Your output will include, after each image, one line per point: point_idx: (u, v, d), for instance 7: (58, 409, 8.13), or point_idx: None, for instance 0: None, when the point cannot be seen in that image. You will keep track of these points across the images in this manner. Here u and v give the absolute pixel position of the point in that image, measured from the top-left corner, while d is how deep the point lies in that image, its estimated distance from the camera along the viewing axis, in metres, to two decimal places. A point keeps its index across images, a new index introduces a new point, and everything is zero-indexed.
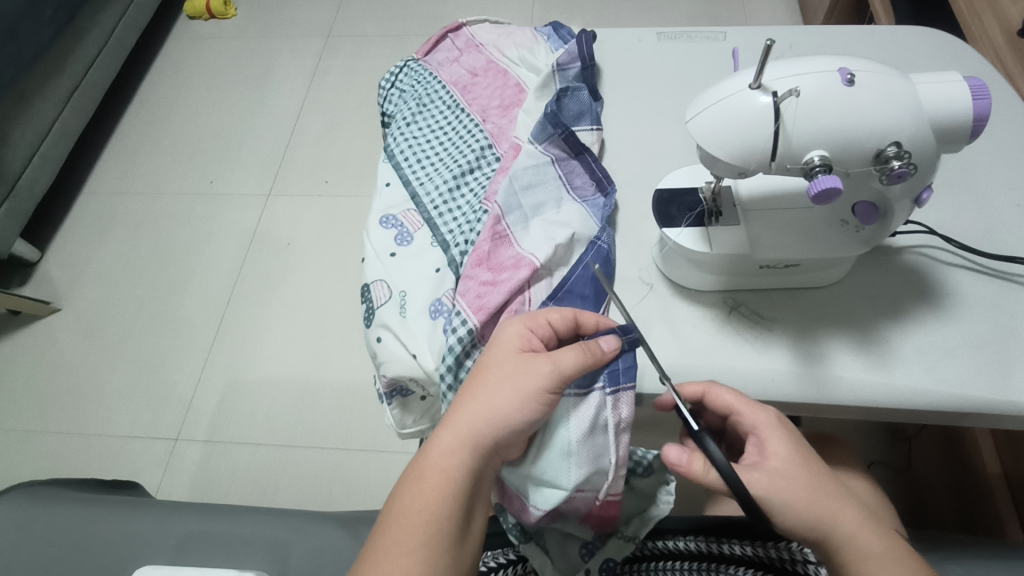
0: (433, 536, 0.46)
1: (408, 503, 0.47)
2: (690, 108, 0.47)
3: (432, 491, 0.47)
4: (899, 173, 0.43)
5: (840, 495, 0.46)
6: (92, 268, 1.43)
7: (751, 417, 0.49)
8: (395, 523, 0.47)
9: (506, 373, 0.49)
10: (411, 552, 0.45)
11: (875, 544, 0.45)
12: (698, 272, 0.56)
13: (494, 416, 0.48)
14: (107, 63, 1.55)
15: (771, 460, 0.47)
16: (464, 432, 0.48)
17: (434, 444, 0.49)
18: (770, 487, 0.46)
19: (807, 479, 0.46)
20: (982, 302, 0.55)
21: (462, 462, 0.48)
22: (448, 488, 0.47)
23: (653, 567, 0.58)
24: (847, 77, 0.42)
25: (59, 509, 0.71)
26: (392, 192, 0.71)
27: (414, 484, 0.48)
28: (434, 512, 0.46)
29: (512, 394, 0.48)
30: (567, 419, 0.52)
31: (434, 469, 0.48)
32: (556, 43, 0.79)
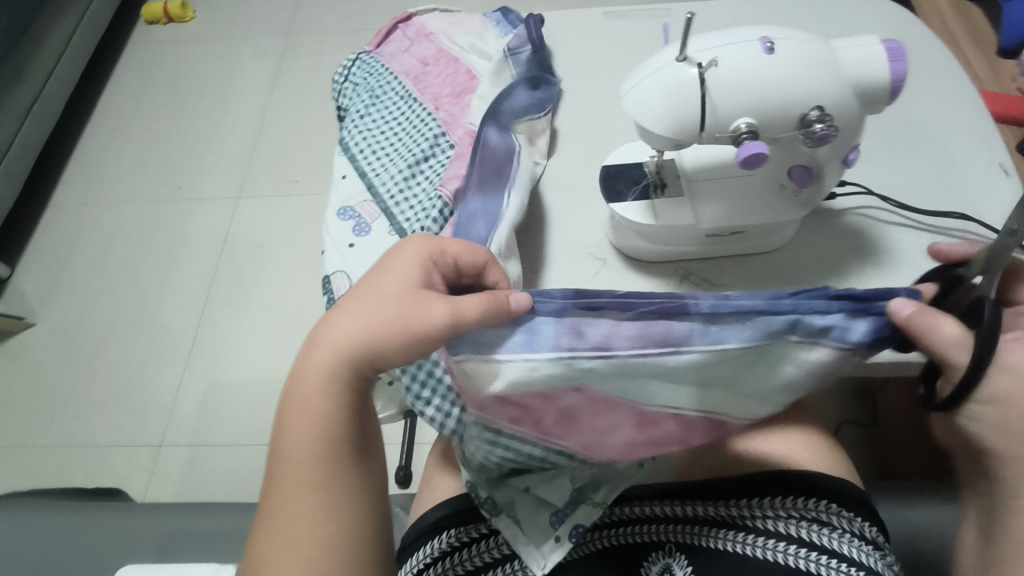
0: (311, 467, 0.46)
1: (290, 427, 0.47)
2: (624, 83, 0.48)
3: (309, 420, 0.46)
4: (821, 136, 0.45)
5: None
6: (65, 281, 1.42)
7: None
8: (280, 448, 0.47)
9: (397, 306, 0.44)
10: (292, 480, 0.46)
11: None
12: (647, 244, 0.57)
13: (378, 348, 0.45)
14: (67, 73, 1.52)
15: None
16: (338, 357, 0.46)
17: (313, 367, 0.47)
18: (1019, 382, 0.41)
19: None
20: (918, 256, 0.57)
21: (336, 387, 0.46)
22: (322, 415, 0.46)
23: (620, 533, 0.60)
24: (768, 45, 0.44)
25: (41, 517, 0.71)
26: (348, 184, 0.73)
27: (294, 406, 0.47)
28: (312, 439, 0.46)
29: (399, 329, 0.44)
30: (785, 360, 0.45)
31: (311, 393, 0.46)
32: (506, 27, 0.78)
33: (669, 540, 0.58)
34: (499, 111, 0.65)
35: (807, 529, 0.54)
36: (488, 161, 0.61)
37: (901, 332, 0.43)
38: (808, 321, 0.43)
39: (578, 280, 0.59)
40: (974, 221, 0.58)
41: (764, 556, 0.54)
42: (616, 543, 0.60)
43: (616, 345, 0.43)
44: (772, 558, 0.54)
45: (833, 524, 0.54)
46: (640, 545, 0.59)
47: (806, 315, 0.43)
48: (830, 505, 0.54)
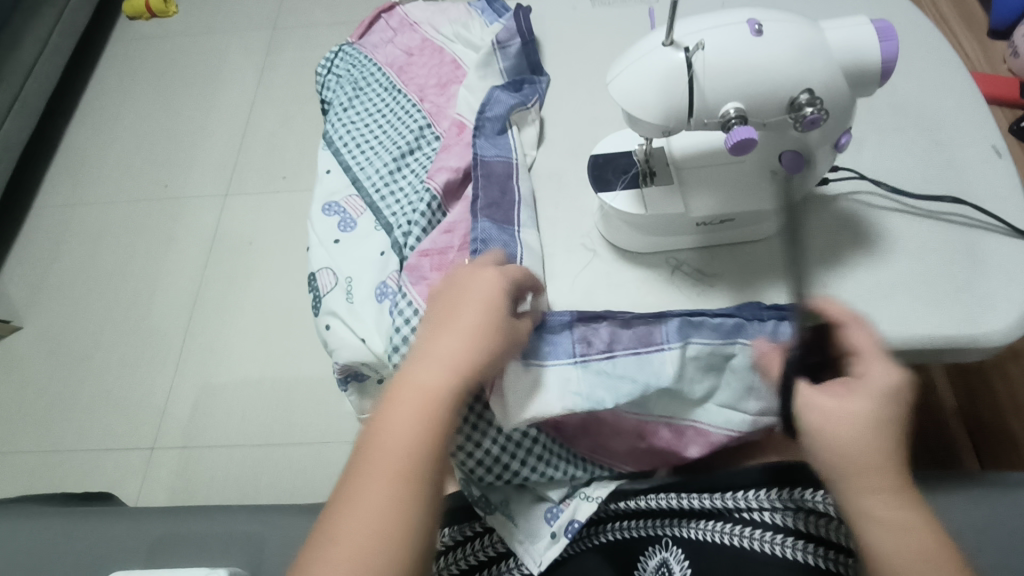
0: (408, 487, 0.44)
1: (380, 445, 0.44)
2: (610, 69, 0.47)
3: (409, 438, 0.44)
4: (812, 120, 0.43)
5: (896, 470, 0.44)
6: (51, 283, 1.40)
7: (868, 367, 0.46)
8: (366, 469, 0.44)
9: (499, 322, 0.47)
10: (385, 499, 0.43)
11: (900, 513, 0.43)
12: (636, 234, 0.56)
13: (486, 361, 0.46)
14: (47, 71, 1.49)
15: (851, 403, 0.44)
16: (448, 373, 0.45)
17: (415, 383, 0.46)
18: (825, 416, 0.45)
19: (873, 437, 0.44)
20: (913, 242, 0.56)
21: (446, 405, 0.45)
22: (431, 433, 0.44)
23: (615, 527, 0.60)
24: (756, 27, 0.43)
25: (29, 524, 0.70)
26: (333, 179, 0.71)
27: (388, 426, 0.45)
28: (410, 457, 0.44)
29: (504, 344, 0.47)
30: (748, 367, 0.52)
31: (415, 410, 0.45)
32: (491, 16, 0.77)
33: (664, 534, 0.57)
34: (490, 107, 0.65)
35: (804, 519, 0.53)
36: (492, 177, 0.60)
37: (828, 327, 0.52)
38: (753, 327, 0.52)
39: (567, 271, 0.58)
40: (968, 204, 0.57)
41: (760, 548, 0.53)
42: (612, 538, 0.59)
43: (617, 348, 0.53)
44: (770, 550, 0.53)
45: (830, 514, 0.52)
46: (636, 540, 0.58)
47: (750, 322, 0.52)
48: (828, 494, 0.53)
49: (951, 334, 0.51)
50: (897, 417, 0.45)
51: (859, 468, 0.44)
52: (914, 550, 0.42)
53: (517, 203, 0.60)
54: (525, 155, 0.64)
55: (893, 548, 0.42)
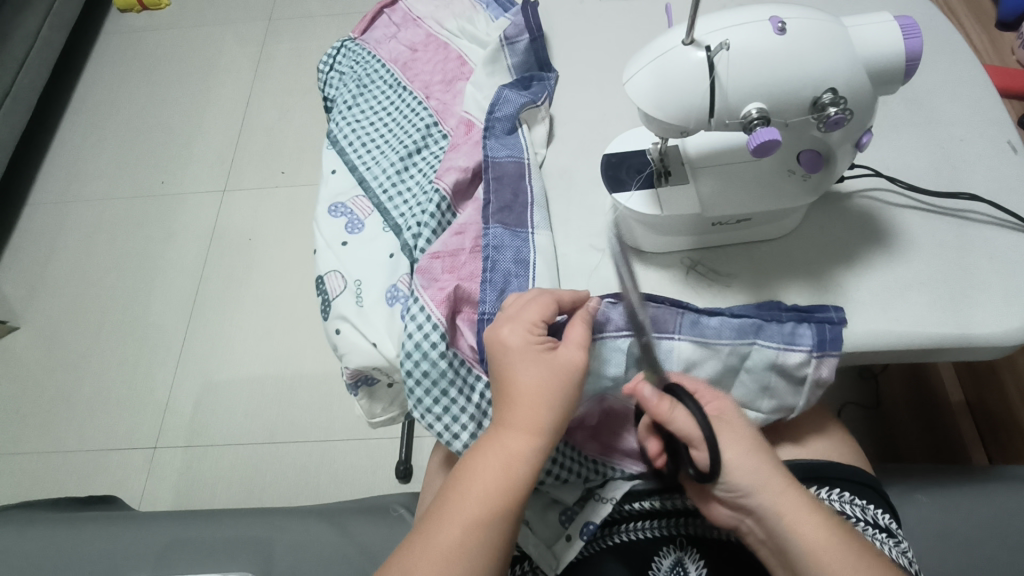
0: (491, 543, 0.45)
1: (463, 499, 0.46)
2: (628, 67, 0.46)
3: (496, 497, 0.46)
4: (836, 120, 0.42)
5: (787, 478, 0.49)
6: (48, 282, 1.38)
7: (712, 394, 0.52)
8: (451, 523, 0.46)
9: (543, 360, 0.48)
10: (468, 552, 0.45)
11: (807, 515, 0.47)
12: (650, 234, 0.55)
13: (540, 401, 0.48)
14: (38, 66, 1.47)
15: (730, 428, 0.50)
16: (520, 428, 0.47)
17: (504, 444, 0.47)
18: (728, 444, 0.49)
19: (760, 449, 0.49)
20: (928, 239, 0.56)
21: (520, 455, 0.47)
22: (511, 482, 0.47)
23: (630, 528, 0.58)
24: (779, 25, 0.42)
25: (33, 531, 0.69)
26: (339, 179, 0.70)
27: (466, 484, 0.47)
28: (494, 516, 0.46)
29: (554, 380, 0.48)
30: (764, 368, 0.52)
31: (491, 462, 0.47)
32: (496, 11, 0.75)
33: (680, 533, 0.57)
34: (500, 107, 0.64)
35: None
36: (504, 179, 0.60)
37: (835, 336, 0.50)
38: (773, 329, 0.51)
39: (579, 272, 0.57)
40: (986, 202, 0.56)
41: None
42: (626, 539, 0.58)
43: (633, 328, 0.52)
44: None
45: (846, 513, 0.53)
46: (650, 540, 0.57)
47: (770, 323, 0.51)
48: (841, 493, 0.54)
49: (972, 334, 0.51)
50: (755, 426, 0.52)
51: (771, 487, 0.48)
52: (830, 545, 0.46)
53: (530, 204, 0.59)
54: (535, 153, 0.63)
55: (818, 536, 0.47)
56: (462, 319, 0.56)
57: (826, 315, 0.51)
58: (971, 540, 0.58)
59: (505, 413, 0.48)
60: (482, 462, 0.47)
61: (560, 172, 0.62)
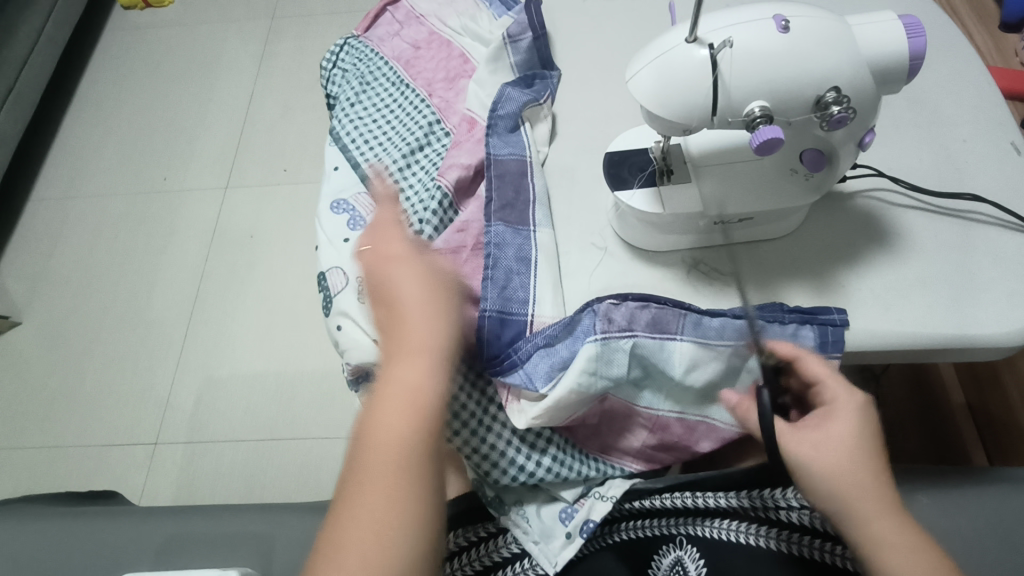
0: (409, 469, 0.43)
1: (370, 443, 0.45)
2: (631, 64, 0.46)
3: (400, 422, 0.45)
4: (839, 119, 0.43)
5: (891, 509, 0.44)
6: (50, 278, 1.39)
7: (830, 392, 0.48)
8: (363, 469, 0.44)
9: (414, 285, 0.50)
10: (390, 503, 0.42)
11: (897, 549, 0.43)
12: (652, 233, 0.55)
13: (426, 323, 0.48)
14: (41, 62, 1.47)
15: (837, 431, 0.46)
16: (414, 353, 0.47)
17: (396, 376, 0.46)
18: (823, 457, 0.45)
19: (864, 471, 0.45)
20: (931, 240, 0.56)
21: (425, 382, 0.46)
22: (418, 410, 0.45)
23: (630, 526, 0.58)
24: (783, 23, 0.42)
25: (34, 525, 0.69)
26: (341, 175, 0.70)
27: (378, 434, 0.44)
28: (403, 444, 0.44)
29: (426, 297, 0.49)
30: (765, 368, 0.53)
31: (396, 401, 0.45)
32: (500, 9, 0.76)
33: (680, 531, 0.56)
34: (502, 105, 0.64)
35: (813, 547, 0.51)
36: (506, 176, 0.60)
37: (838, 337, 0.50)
38: (774, 330, 0.51)
39: (581, 270, 0.57)
40: (989, 203, 0.56)
41: (782, 549, 0.52)
42: (627, 538, 0.58)
43: (637, 328, 0.51)
44: (781, 547, 0.52)
45: None
46: (650, 538, 0.57)
47: (772, 325, 0.51)
48: None
49: (974, 335, 0.51)
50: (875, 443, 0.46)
51: (865, 512, 0.44)
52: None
53: (532, 202, 0.59)
54: (537, 151, 0.63)
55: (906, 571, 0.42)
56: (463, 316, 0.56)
57: (829, 317, 0.51)
58: (972, 541, 0.58)
59: (394, 350, 0.48)
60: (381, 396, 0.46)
61: (563, 170, 0.62)
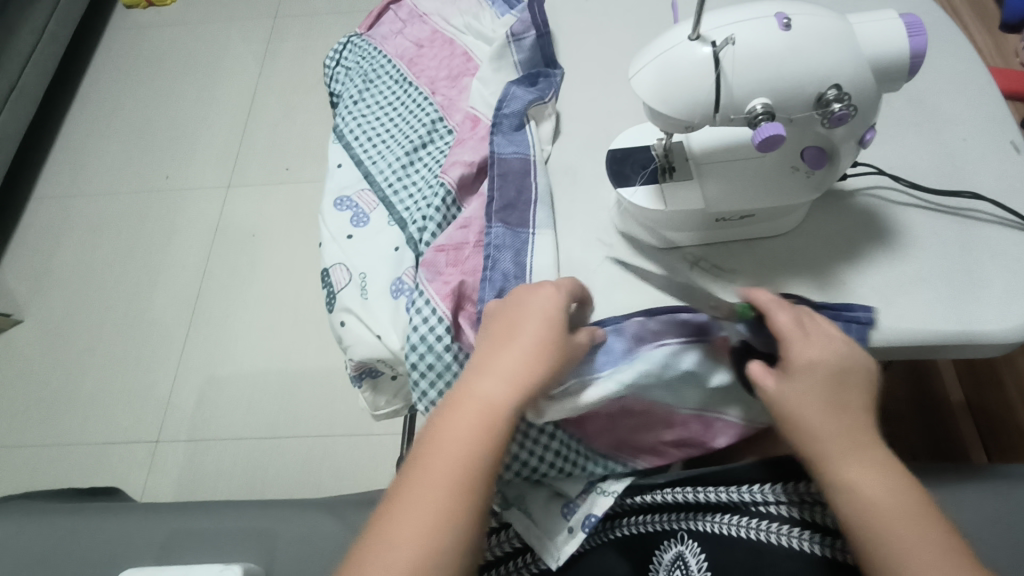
0: (462, 496, 0.43)
1: (425, 482, 0.44)
2: (633, 62, 0.46)
3: (466, 471, 0.43)
4: (840, 116, 0.43)
5: (864, 458, 0.44)
6: (53, 275, 1.39)
7: (795, 346, 0.45)
8: (415, 509, 0.43)
9: (542, 317, 0.47)
10: (439, 504, 0.43)
11: (871, 496, 0.43)
12: (654, 230, 0.56)
13: (532, 354, 0.45)
14: (44, 60, 1.47)
15: (792, 390, 0.45)
16: (514, 382, 0.44)
17: (479, 391, 0.45)
18: (788, 414, 0.45)
19: (826, 421, 0.44)
20: (930, 237, 0.56)
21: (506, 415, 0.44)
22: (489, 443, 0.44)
23: (630, 522, 0.58)
24: (784, 21, 0.42)
25: (37, 520, 0.69)
26: (345, 173, 0.70)
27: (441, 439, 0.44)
28: (468, 467, 0.43)
29: (553, 336, 0.46)
30: None
31: (473, 422, 0.44)
32: (501, 7, 0.76)
33: (680, 527, 0.55)
34: (506, 103, 0.65)
35: (817, 543, 0.51)
36: (509, 175, 0.60)
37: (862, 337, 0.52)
38: None
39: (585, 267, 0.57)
40: (989, 201, 0.57)
41: (781, 542, 0.52)
42: (627, 533, 0.58)
43: (667, 338, 0.51)
44: (784, 542, 0.52)
45: None
46: (651, 534, 0.57)
47: None
48: None
49: (973, 332, 0.51)
50: (843, 382, 0.45)
51: (836, 465, 0.44)
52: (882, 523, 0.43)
53: (535, 201, 0.60)
54: (541, 150, 0.63)
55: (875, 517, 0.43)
56: (466, 315, 0.56)
57: (855, 315, 0.52)
58: (972, 538, 0.58)
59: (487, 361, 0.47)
60: (450, 430, 0.44)
61: (566, 168, 0.62)
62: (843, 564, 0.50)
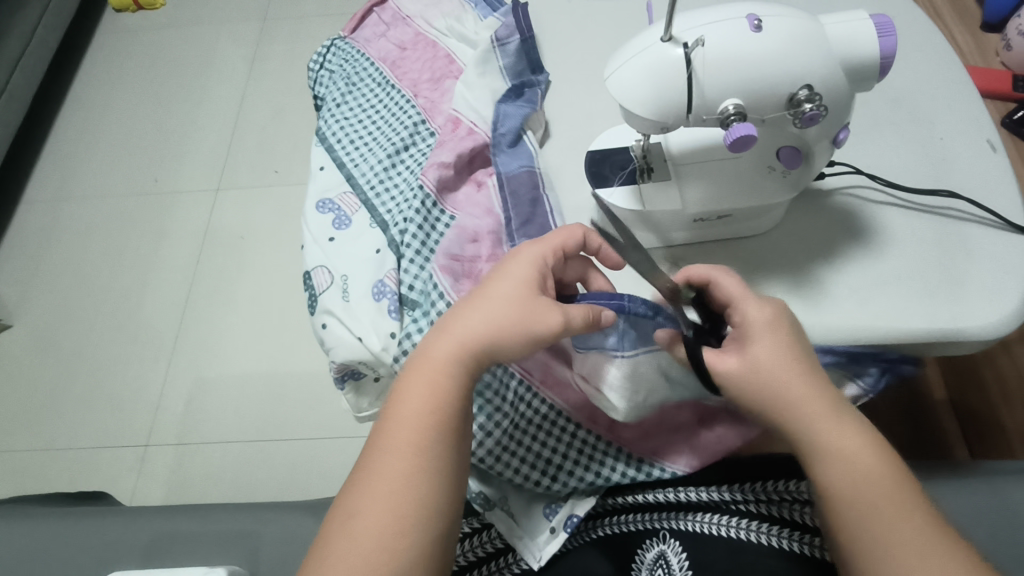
0: (418, 450, 0.45)
1: (388, 440, 0.46)
2: (608, 64, 0.46)
3: (421, 433, 0.45)
4: (811, 116, 0.44)
5: (839, 419, 0.45)
6: (41, 280, 1.39)
7: (740, 310, 0.47)
8: (375, 477, 0.45)
9: (504, 278, 0.48)
10: (395, 459, 0.45)
11: (843, 460, 0.44)
12: (633, 230, 0.56)
13: (486, 313, 0.47)
14: (32, 64, 1.47)
15: (753, 351, 0.46)
16: (463, 339, 0.47)
17: (432, 352, 0.47)
18: (742, 379, 0.46)
19: (785, 381, 0.45)
20: (907, 236, 0.56)
21: (455, 372, 0.47)
22: (439, 399, 0.46)
23: (613, 521, 0.58)
24: (755, 23, 0.43)
25: (19, 525, 0.69)
26: (327, 175, 0.70)
27: (399, 399, 0.47)
28: (421, 422, 0.46)
29: (510, 295, 0.48)
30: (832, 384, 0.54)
31: (425, 381, 0.47)
32: (484, 10, 0.77)
33: (663, 526, 0.55)
34: (501, 123, 0.65)
35: (797, 541, 0.52)
36: (517, 191, 0.61)
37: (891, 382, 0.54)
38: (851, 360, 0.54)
39: None
40: (964, 199, 0.57)
41: (760, 540, 0.52)
42: (609, 533, 0.58)
43: None
44: (766, 541, 0.52)
45: None
46: (633, 533, 0.57)
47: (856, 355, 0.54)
48: None
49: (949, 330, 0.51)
50: (797, 345, 0.46)
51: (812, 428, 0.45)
52: (855, 480, 0.43)
53: (548, 212, 0.59)
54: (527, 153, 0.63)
55: (849, 477, 0.44)
56: None
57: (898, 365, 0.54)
58: None
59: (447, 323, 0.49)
60: (407, 397, 0.46)
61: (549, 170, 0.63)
62: (821, 562, 0.51)
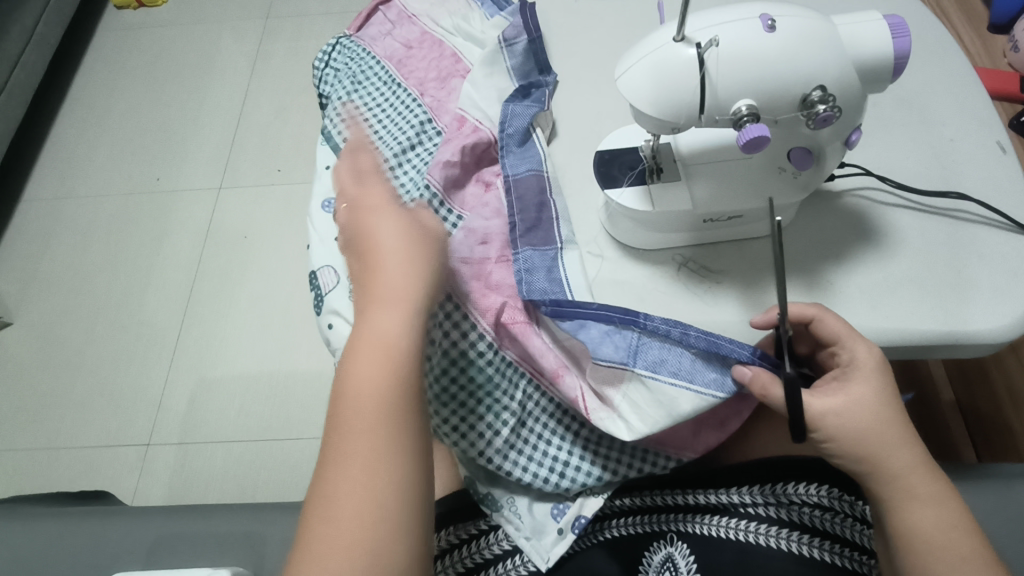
0: (381, 424, 0.41)
1: (348, 423, 0.42)
2: (619, 63, 0.46)
3: (380, 405, 0.42)
4: (825, 118, 0.43)
5: (923, 473, 0.46)
6: (42, 278, 1.38)
7: (851, 350, 0.48)
8: (348, 461, 0.41)
9: (392, 236, 0.47)
10: (361, 439, 0.41)
11: (926, 517, 0.45)
12: (643, 230, 0.56)
13: (405, 268, 0.45)
14: (34, 61, 1.46)
15: (858, 394, 0.46)
16: (394, 297, 0.44)
17: (373, 320, 0.44)
18: (842, 420, 0.46)
19: (888, 432, 0.46)
20: (919, 239, 0.56)
21: (397, 333, 0.43)
22: (389, 364, 0.42)
23: (620, 523, 0.58)
24: (768, 22, 0.42)
25: (20, 526, 0.68)
26: (333, 175, 0.70)
27: (348, 378, 0.42)
28: (378, 396, 0.42)
29: (406, 251, 0.46)
30: None
31: (373, 352, 0.43)
32: (491, 9, 0.76)
33: (670, 528, 0.55)
34: (510, 122, 0.64)
35: (805, 544, 0.51)
36: (526, 197, 0.60)
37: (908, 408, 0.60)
38: None
39: (576, 267, 0.57)
40: (975, 201, 0.57)
41: (768, 543, 0.52)
42: (615, 535, 0.58)
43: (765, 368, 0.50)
44: (774, 544, 0.52)
45: (835, 508, 0.52)
46: (638, 535, 0.57)
47: None
48: (831, 489, 0.52)
49: (961, 332, 0.51)
50: (895, 391, 0.47)
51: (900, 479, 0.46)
52: (943, 538, 0.45)
53: (555, 218, 0.59)
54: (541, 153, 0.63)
55: (936, 529, 0.45)
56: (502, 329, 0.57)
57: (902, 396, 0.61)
58: None
59: (370, 289, 0.46)
60: (357, 372, 0.42)
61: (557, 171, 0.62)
62: (828, 565, 0.51)
